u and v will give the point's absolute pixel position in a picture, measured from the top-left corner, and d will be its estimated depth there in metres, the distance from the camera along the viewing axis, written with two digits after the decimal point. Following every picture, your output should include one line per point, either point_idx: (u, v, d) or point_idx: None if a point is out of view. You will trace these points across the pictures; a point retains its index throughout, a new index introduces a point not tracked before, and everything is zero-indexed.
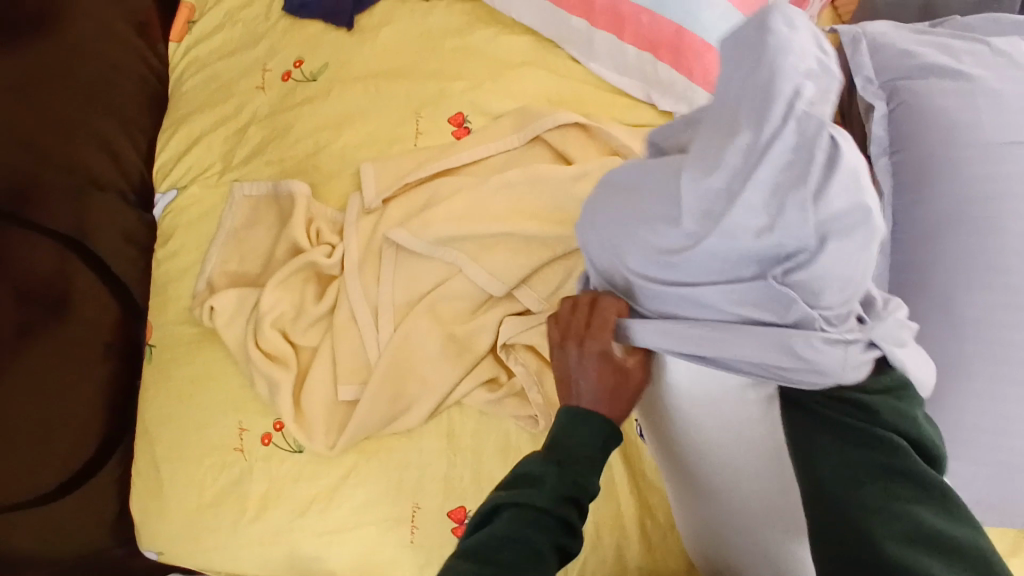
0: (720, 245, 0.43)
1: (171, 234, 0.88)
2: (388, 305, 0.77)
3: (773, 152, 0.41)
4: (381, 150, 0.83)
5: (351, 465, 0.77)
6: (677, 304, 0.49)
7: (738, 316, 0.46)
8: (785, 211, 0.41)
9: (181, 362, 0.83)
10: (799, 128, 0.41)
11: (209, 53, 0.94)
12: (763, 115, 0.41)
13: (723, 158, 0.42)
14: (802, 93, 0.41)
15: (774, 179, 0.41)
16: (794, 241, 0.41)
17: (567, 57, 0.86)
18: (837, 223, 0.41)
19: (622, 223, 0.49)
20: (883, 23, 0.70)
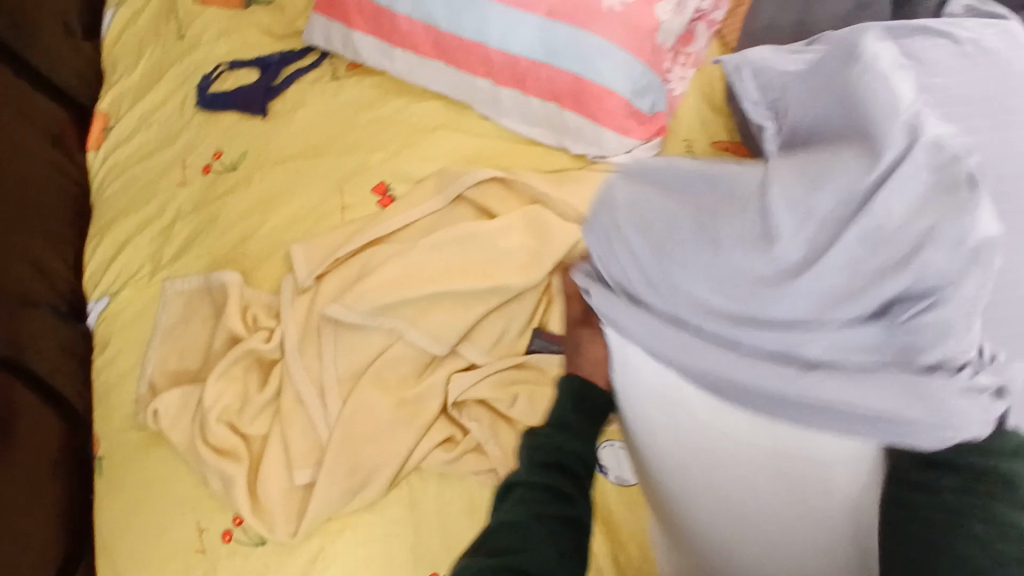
0: (825, 284, 0.47)
1: (107, 341, 0.86)
2: (333, 380, 0.77)
3: (874, 208, 0.45)
4: (308, 229, 0.84)
5: (317, 548, 0.75)
6: (778, 354, 0.51)
7: (858, 361, 0.48)
8: (914, 255, 0.44)
9: (131, 471, 0.81)
10: (928, 173, 0.44)
11: (128, 157, 0.95)
12: (881, 157, 0.46)
13: (826, 198, 0.47)
14: (923, 136, 0.46)
15: (878, 232, 0.45)
16: (925, 285, 0.44)
17: (478, 115, 0.89)
18: (959, 265, 0.43)
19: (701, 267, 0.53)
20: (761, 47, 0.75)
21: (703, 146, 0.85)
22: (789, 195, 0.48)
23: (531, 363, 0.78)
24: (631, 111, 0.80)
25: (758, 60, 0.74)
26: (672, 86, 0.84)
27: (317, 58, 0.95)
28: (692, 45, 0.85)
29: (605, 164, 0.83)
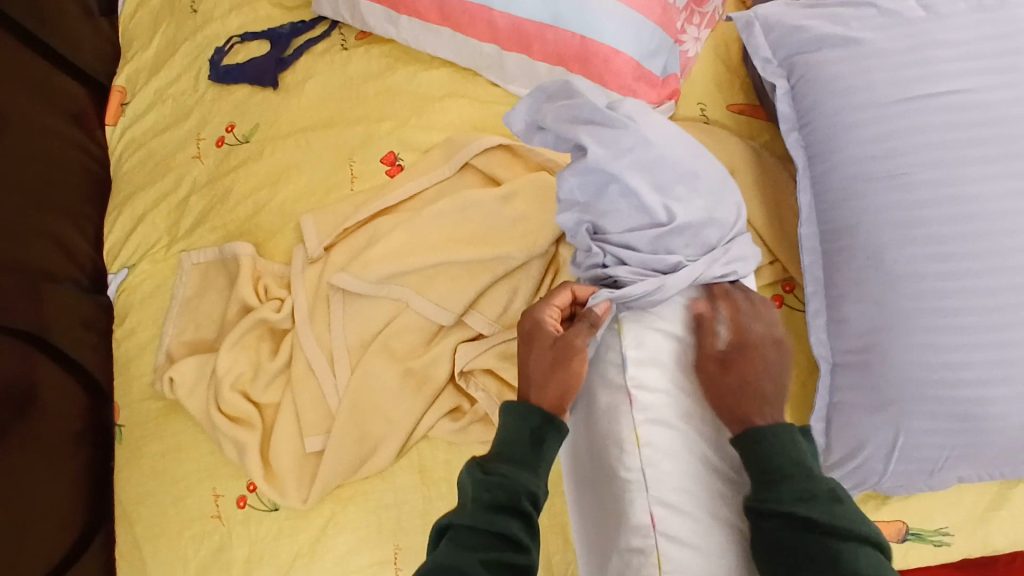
0: (611, 206, 0.62)
1: (127, 313, 0.88)
2: (343, 349, 0.78)
3: (603, 190, 0.62)
4: (318, 201, 0.85)
5: (329, 513, 0.77)
6: (601, 207, 0.62)
7: (636, 232, 0.62)
8: (606, 200, 0.62)
9: (152, 438, 0.83)
10: (589, 182, 0.61)
11: (144, 132, 0.96)
12: (602, 179, 0.61)
13: (605, 196, 0.62)
14: (606, 199, 0.62)
15: (621, 204, 0.61)
16: (625, 226, 0.62)
17: (486, 82, 0.87)
18: (614, 215, 0.62)
19: (595, 181, 0.61)
20: (527, 101, 0.66)
21: (719, 108, 0.82)
22: (619, 151, 0.61)
23: None
24: (639, 74, 0.78)
25: (545, 109, 0.65)
26: (686, 47, 0.82)
27: (327, 28, 0.94)
28: (708, 4, 0.81)
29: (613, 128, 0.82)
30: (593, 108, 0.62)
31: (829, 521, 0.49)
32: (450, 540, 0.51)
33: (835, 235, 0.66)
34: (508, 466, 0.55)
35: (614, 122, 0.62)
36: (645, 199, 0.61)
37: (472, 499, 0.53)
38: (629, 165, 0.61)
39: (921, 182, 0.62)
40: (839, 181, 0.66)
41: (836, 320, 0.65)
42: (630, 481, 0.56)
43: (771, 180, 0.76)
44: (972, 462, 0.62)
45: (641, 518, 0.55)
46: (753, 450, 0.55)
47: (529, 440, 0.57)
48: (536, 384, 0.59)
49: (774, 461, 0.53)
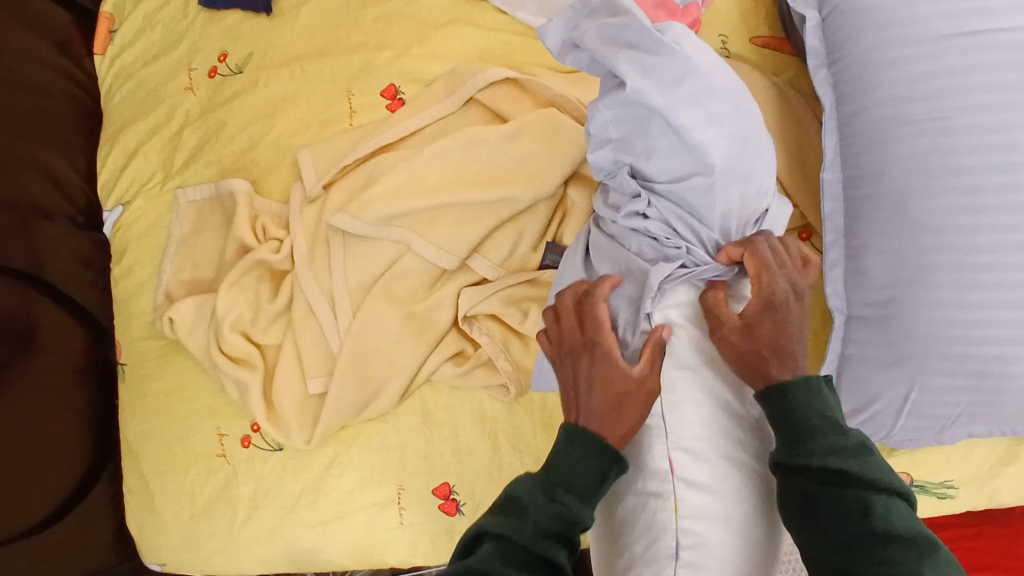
0: (652, 147, 0.56)
1: (123, 251, 0.86)
2: (343, 291, 0.75)
3: (647, 127, 0.55)
4: (317, 136, 0.81)
5: (332, 455, 0.77)
6: (639, 148, 0.56)
7: (676, 177, 0.56)
8: (648, 139, 0.56)
9: (154, 377, 0.82)
10: (631, 117, 0.55)
11: (134, 60, 0.91)
12: (644, 114, 0.54)
13: (646, 135, 0.55)
14: (648, 137, 0.55)
15: (664, 144, 0.55)
16: (666, 169, 0.56)
17: (492, 8, 0.82)
18: (656, 156, 0.56)
19: (636, 119, 0.55)
20: (563, 13, 0.56)
21: (741, 41, 0.76)
22: (667, 85, 0.52)
23: (544, 279, 0.74)
24: (657, 1, 0.72)
25: (584, 23, 0.55)
26: None
27: None
28: None
29: None
30: (639, 29, 0.52)
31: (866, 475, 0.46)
32: (501, 557, 0.46)
33: (861, 181, 0.62)
34: (575, 500, 0.49)
35: (654, 49, 0.53)
36: (691, 142, 0.54)
37: (529, 518, 0.48)
38: (677, 102, 0.52)
39: (962, 126, 0.58)
40: (870, 124, 0.61)
41: (855, 271, 0.63)
42: (649, 424, 0.54)
43: (794, 120, 0.72)
44: (986, 420, 0.60)
45: (659, 463, 0.53)
46: (781, 402, 0.51)
47: (598, 475, 0.50)
48: (587, 406, 0.53)
49: (804, 416, 0.50)
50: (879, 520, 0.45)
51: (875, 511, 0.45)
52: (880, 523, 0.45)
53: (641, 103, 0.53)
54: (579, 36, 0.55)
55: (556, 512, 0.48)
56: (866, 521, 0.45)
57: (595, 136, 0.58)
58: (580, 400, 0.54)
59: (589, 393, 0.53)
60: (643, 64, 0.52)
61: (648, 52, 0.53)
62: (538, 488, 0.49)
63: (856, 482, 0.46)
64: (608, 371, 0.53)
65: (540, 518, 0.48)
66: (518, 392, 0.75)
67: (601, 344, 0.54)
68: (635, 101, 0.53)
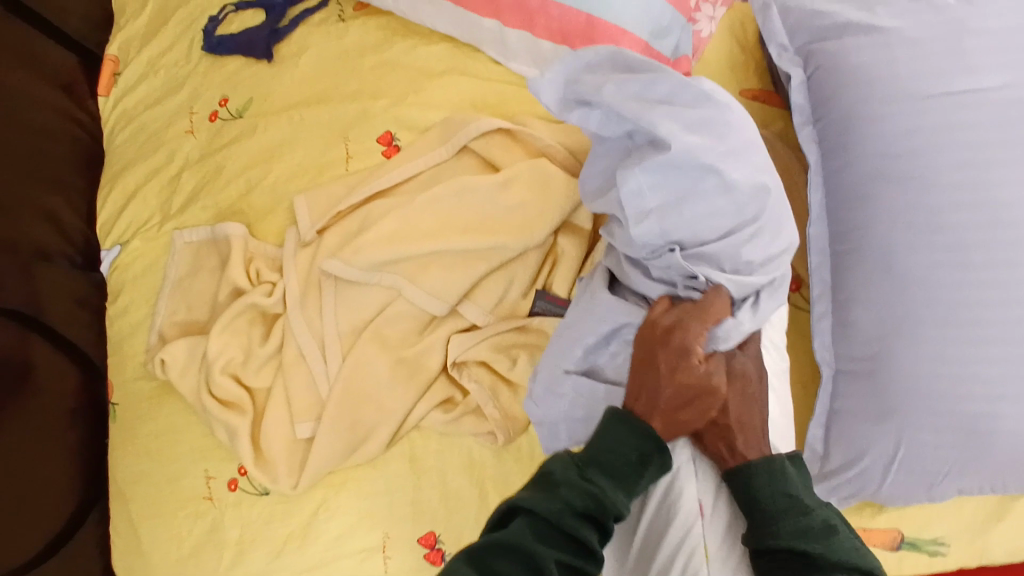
0: (697, 206, 0.55)
1: (120, 290, 0.87)
2: (334, 336, 0.76)
3: (692, 187, 0.55)
4: (312, 180, 0.82)
5: (320, 500, 0.76)
6: (683, 209, 0.56)
7: (721, 234, 0.57)
8: (692, 200, 0.55)
9: (145, 418, 0.82)
10: (675, 179, 0.54)
11: (137, 105, 0.93)
12: (690, 173, 0.54)
13: (691, 194, 0.55)
14: (693, 195, 0.55)
15: (708, 202, 0.55)
16: (711, 229, 0.56)
17: (487, 58, 0.83)
18: (702, 217, 0.55)
19: (682, 181, 0.55)
20: (560, 68, 0.55)
21: (731, 93, 0.78)
22: (708, 139, 0.54)
23: (534, 326, 0.74)
24: (648, 54, 0.74)
25: (586, 79, 0.56)
26: (699, 26, 0.76)
27: None
28: None
29: None
30: (669, 86, 0.55)
31: (829, 559, 0.48)
32: (532, 532, 0.48)
33: (847, 235, 0.62)
34: (609, 483, 0.50)
35: (682, 99, 0.56)
36: (738, 196, 0.55)
37: (560, 493, 0.49)
38: (721, 156, 0.54)
39: (947, 183, 0.58)
40: (856, 179, 0.62)
41: (842, 324, 0.62)
42: (684, 470, 0.57)
43: (783, 172, 0.72)
44: (975, 477, 0.59)
45: (689, 505, 0.55)
46: (747, 485, 0.53)
47: (635, 460, 0.52)
48: (662, 405, 0.54)
49: (764, 496, 0.52)
50: None
51: None
52: None
53: (690, 163, 0.54)
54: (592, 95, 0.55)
55: (590, 492, 0.49)
56: None
57: (631, 203, 0.55)
58: (647, 393, 0.55)
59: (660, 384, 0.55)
60: (682, 119, 0.54)
61: (680, 109, 0.55)
62: (572, 465, 0.51)
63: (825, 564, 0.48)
64: (683, 365, 0.55)
65: (571, 499, 0.49)
66: (506, 440, 0.74)
67: (686, 344, 0.55)
68: (681, 160, 0.54)
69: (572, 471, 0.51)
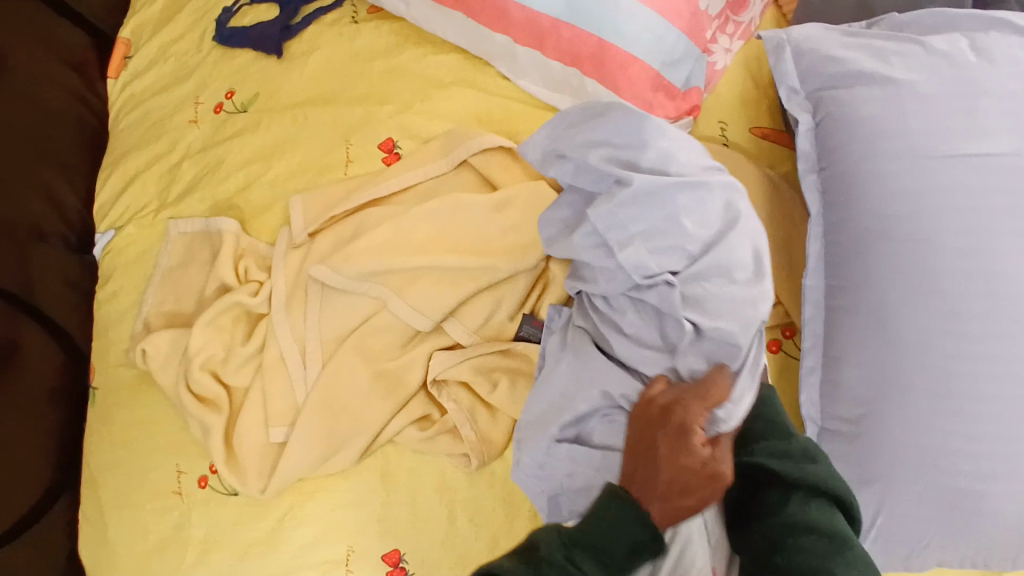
0: (667, 225, 0.59)
1: (110, 276, 0.87)
2: (316, 341, 0.75)
3: (656, 207, 0.59)
4: (310, 181, 0.81)
5: (288, 506, 0.75)
6: (650, 231, 0.59)
7: (694, 251, 0.59)
8: (659, 222, 0.59)
9: (123, 407, 0.82)
10: (637, 202, 0.59)
11: (144, 90, 0.93)
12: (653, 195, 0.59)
13: (658, 216, 0.59)
14: (661, 218, 0.59)
15: (674, 218, 0.59)
16: (682, 246, 0.59)
17: (497, 73, 0.82)
18: (670, 235, 0.59)
19: (647, 203, 0.59)
20: (543, 132, 0.65)
21: (741, 130, 0.76)
22: (665, 166, 0.60)
23: (518, 350, 0.73)
24: (658, 84, 0.72)
25: (562, 138, 0.63)
26: (715, 58, 0.75)
27: None
28: (745, 13, 0.75)
29: None
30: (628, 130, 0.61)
31: (791, 477, 0.49)
32: None
33: (843, 292, 0.60)
34: (595, 566, 0.48)
35: (633, 141, 0.60)
36: (704, 203, 0.59)
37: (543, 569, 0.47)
38: (681, 175, 0.60)
39: (950, 248, 0.56)
40: (856, 235, 0.59)
41: (830, 383, 0.60)
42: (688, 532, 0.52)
43: (786, 216, 0.70)
44: (955, 552, 0.57)
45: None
46: (742, 421, 0.56)
47: (627, 549, 0.49)
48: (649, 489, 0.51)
49: (748, 425, 0.55)
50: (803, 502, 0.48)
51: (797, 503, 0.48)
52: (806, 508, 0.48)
53: (649, 185, 0.59)
54: (564, 149, 0.62)
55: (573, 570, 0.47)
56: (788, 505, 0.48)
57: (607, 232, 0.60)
58: (646, 478, 0.52)
59: (652, 467, 0.52)
60: (642, 152, 0.60)
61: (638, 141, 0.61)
62: (564, 542, 0.49)
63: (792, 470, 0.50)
64: (681, 448, 0.50)
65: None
66: (480, 464, 0.72)
67: (682, 421, 0.52)
68: (640, 184, 0.58)
69: (557, 547, 0.49)
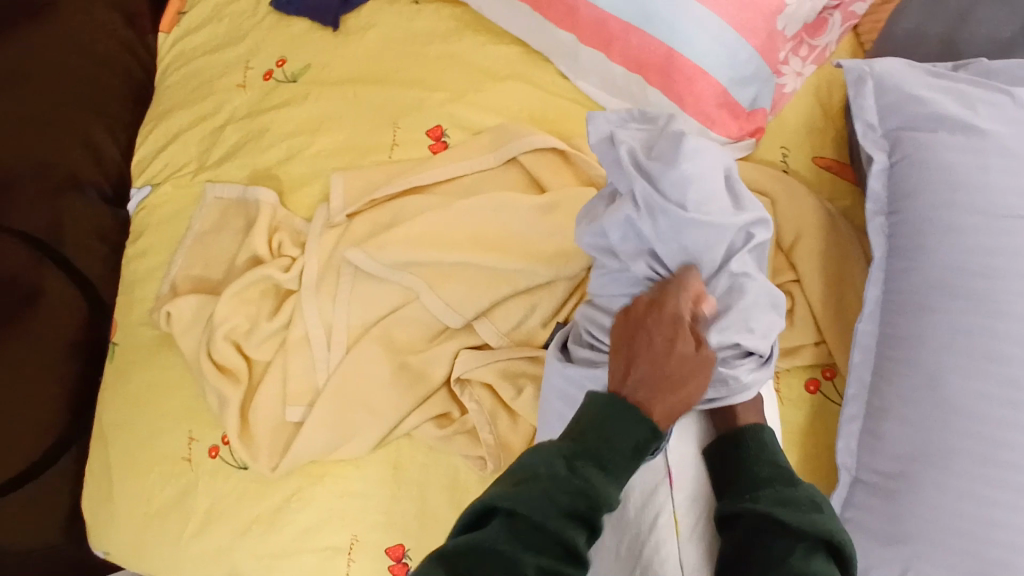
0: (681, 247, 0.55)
1: (142, 232, 0.86)
2: (343, 325, 0.73)
3: (676, 230, 0.54)
4: (352, 160, 0.80)
5: (296, 487, 0.74)
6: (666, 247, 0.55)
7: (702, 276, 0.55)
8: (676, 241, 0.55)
9: (141, 366, 0.81)
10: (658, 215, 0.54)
11: (195, 48, 0.93)
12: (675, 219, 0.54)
13: (677, 236, 0.55)
14: (679, 241, 0.55)
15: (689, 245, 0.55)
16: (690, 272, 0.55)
17: (557, 71, 0.80)
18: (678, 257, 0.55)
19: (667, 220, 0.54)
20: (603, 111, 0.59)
21: (803, 158, 0.73)
22: (702, 189, 0.54)
23: None
24: (723, 100, 0.68)
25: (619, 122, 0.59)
26: (784, 80, 0.72)
27: None
28: (821, 37, 0.73)
29: None
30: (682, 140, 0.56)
31: (800, 528, 0.45)
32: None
33: (896, 342, 0.58)
34: (516, 521, 0.44)
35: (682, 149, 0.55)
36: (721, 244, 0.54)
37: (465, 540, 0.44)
38: (709, 206, 0.54)
39: (1016, 314, 0.53)
40: (917, 285, 0.57)
41: (871, 434, 0.58)
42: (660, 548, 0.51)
43: (842, 253, 0.67)
44: None
45: None
46: (734, 456, 0.52)
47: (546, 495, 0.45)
48: (646, 391, 0.50)
49: (752, 468, 0.50)
50: (800, 543, 0.44)
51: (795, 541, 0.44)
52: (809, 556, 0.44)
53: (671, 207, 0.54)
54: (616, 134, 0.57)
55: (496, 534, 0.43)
56: (790, 544, 0.44)
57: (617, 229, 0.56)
58: (630, 378, 0.51)
59: (648, 363, 0.51)
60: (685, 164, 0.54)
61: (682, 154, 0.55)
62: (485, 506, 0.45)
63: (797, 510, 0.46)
64: (665, 344, 0.51)
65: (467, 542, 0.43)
66: (495, 469, 0.71)
67: (665, 321, 0.52)
68: (666, 202, 0.54)
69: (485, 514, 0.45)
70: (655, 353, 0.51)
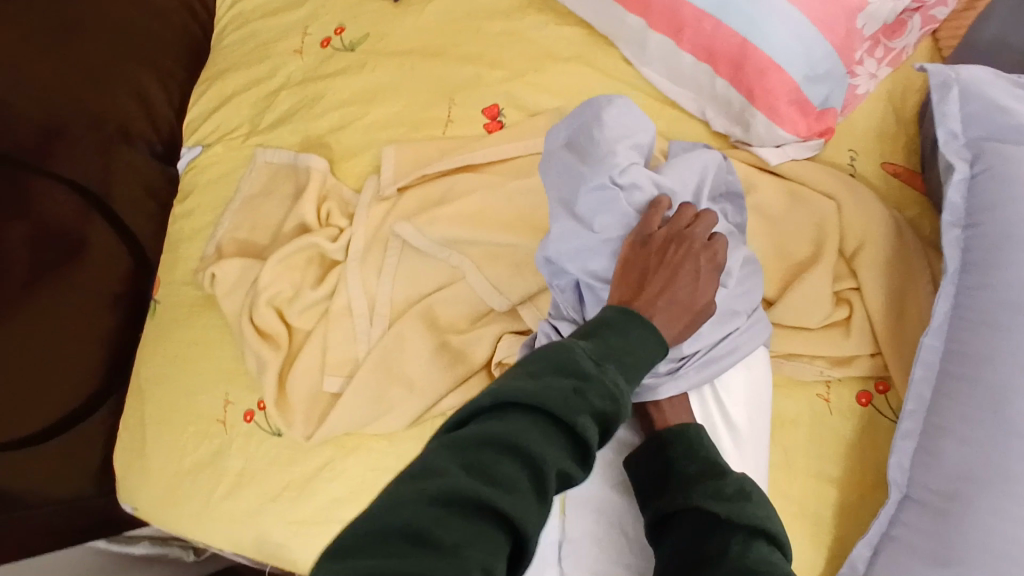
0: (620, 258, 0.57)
1: (190, 192, 0.86)
2: (386, 300, 0.73)
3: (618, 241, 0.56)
4: (405, 134, 0.79)
5: (328, 458, 0.74)
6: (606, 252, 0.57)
7: None
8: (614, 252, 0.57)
9: (181, 324, 0.82)
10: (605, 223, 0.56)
11: (254, 10, 0.92)
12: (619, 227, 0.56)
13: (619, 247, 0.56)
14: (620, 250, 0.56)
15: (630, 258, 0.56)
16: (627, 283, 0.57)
17: (621, 57, 0.78)
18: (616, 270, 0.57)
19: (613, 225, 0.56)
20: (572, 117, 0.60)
21: (871, 163, 0.71)
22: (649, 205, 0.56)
23: None
24: (794, 98, 0.66)
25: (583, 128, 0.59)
26: (857, 81, 0.70)
27: None
28: (898, 39, 0.70)
29: (747, 153, 0.72)
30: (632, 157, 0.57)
31: (733, 519, 0.44)
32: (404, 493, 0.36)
33: (961, 359, 0.56)
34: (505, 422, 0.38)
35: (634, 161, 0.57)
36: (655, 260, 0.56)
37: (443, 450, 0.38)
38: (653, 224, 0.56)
39: None
40: (989, 302, 0.55)
41: (926, 451, 0.56)
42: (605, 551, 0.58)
43: (903, 261, 0.65)
44: None
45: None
46: (663, 458, 0.51)
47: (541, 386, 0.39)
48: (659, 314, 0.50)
49: (682, 466, 0.50)
50: (738, 539, 0.44)
51: (729, 538, 0.44)
52: (749, 548, 0.43)
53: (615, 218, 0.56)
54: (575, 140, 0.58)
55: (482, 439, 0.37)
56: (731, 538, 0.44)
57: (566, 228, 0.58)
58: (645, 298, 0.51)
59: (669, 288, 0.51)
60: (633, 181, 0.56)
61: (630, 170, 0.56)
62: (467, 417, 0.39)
63: (728, 505, 0.45)
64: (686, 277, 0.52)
65: (447, 447, 0.37)
66: None
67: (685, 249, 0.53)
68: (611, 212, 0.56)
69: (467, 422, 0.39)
70: (671, 277, 0.51)
